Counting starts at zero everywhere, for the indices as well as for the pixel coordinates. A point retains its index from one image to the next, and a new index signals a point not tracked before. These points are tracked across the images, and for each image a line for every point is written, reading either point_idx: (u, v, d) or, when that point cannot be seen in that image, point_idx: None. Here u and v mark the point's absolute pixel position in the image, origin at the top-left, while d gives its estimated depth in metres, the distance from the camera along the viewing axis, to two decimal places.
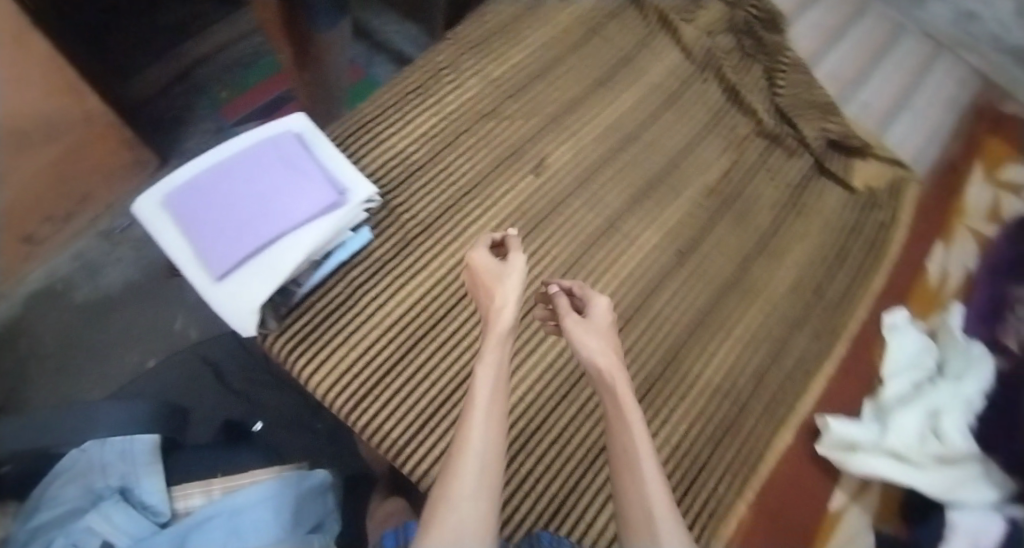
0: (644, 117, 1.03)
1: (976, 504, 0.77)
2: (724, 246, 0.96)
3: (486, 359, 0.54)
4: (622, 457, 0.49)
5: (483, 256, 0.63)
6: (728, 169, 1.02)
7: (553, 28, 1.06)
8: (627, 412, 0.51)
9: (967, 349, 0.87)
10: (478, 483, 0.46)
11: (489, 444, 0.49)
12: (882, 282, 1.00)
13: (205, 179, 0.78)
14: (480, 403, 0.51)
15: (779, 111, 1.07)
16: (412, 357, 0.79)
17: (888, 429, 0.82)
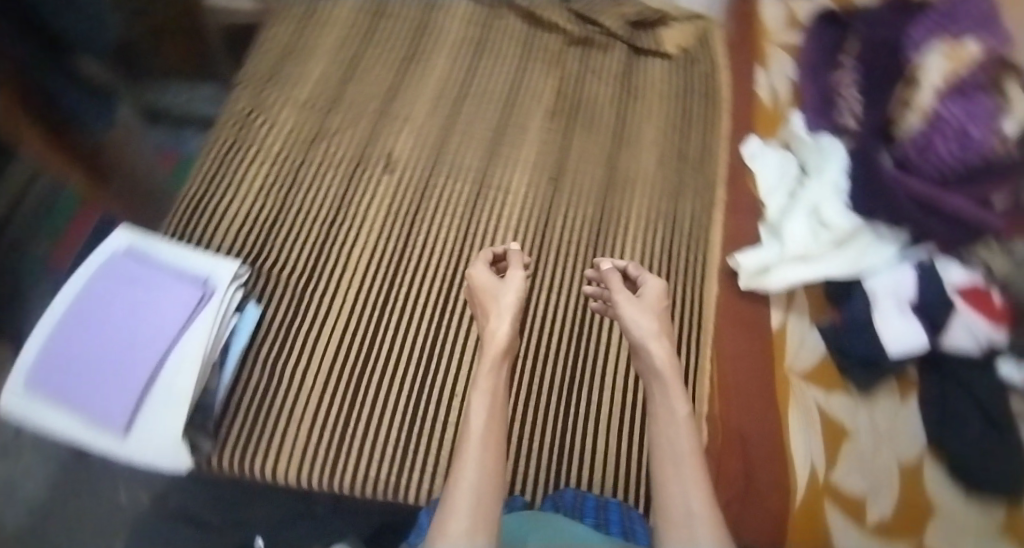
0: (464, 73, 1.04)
1: (882, 265, 0.86)
2: (587, 156, 1.00)
3: (488, 361, 0.65)
4: (665, 439, 0.59)
5: (482, 272, 0.73)
6: (559, 87, 1.05)
7: (337, 29, 1.04)
8: (671, 394, 0.62)
9: (817, 144, 0.96)
10: (481, 455, 0.57)
11: (489, 429, 0.60)
12: (730, 122, 1.07)
13: (61, 341, 0.72)
14: (483, 393, 0.62)
15: (580, 15, 1.12)
16: (359, 396, 0.78)
17: (786, 241, 0.89)
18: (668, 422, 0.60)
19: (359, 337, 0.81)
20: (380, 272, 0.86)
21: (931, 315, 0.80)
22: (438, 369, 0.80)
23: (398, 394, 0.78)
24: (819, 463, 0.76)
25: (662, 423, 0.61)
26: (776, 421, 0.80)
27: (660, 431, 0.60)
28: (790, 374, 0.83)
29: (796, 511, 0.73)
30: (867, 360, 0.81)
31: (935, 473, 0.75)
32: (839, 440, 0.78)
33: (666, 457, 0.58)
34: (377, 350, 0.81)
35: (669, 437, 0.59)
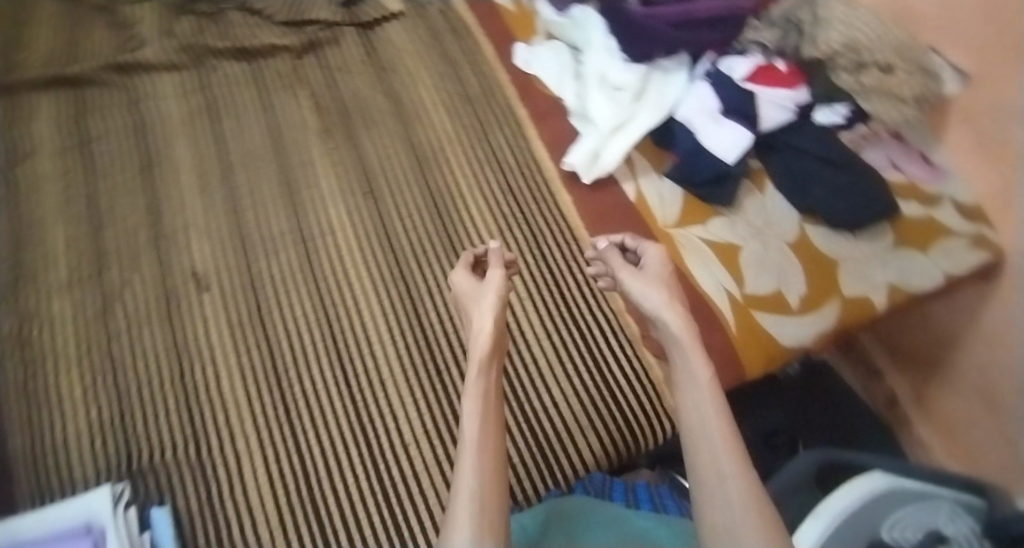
0: (215, 149, 0.89)
1: (680, 96, 0.91)
2: (386, 155, 0.92)
3: (480, 357, 0.59)
4: (694, 414, 0.56)
5: (461, 282, 0.68)
6: (314, 106, 0.93)
7: (51, 180, 0.86)
8: (696, 368, 0.58)
9: (574, 21, 0.96)
10: (479, 454, 0.51)
11: (489, 423, 0.54)
12: (493, 41, 1.01)
13: None
14: (475, 393, 0.57)
15: (290, 23, 0.97)
16: (329, 517, 0.70)
17: (599, 118, 0.90)
18: (693, 389, 0.57)
19: (292, 460, 0.72)
20: (268, 392, 0.76)
21: (741, 110, 0.87)
22: (384, 445, 0.74)
23: (361, 494, 0.71)
24: (730, 284, 0.86)
25: (689, 395, 0.57)
26: (680, 273, 0.86)
27: (686, 399, 0.57)
28: (668, 229, 0.89)
29: (737, 333, 0.83)
30: (716, 176, 0.87)
31: (816, 232, 0.90)
32: (731, 256, 0.88)
33: (695, 433, 0.55)
34: (314, 464, 0.72)
35: (695, 404, 0.56)
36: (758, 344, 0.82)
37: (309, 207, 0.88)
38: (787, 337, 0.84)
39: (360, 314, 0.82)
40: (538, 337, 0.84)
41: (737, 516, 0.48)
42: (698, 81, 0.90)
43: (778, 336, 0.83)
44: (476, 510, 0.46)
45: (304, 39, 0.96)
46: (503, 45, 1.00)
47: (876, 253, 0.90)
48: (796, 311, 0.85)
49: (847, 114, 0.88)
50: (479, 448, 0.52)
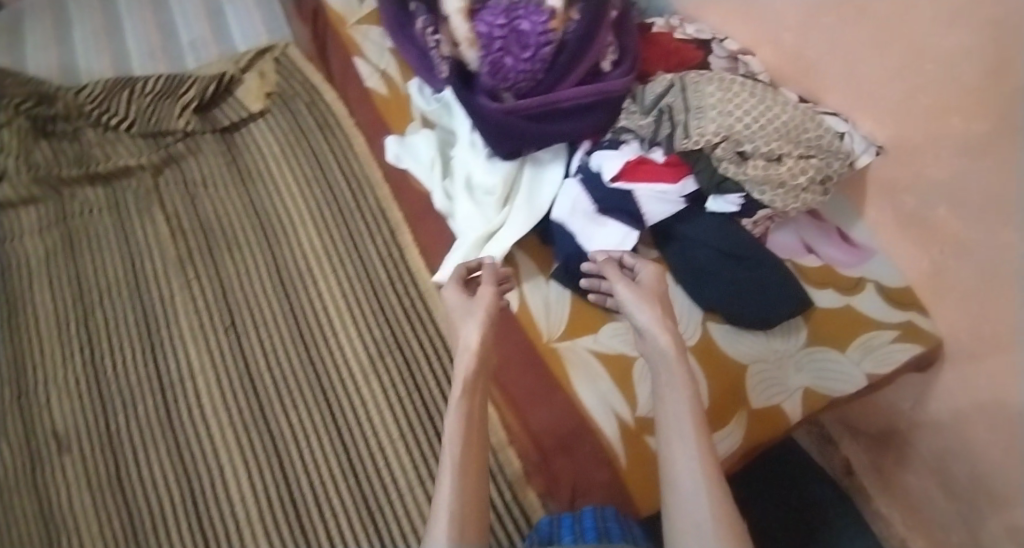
0: (74, 290, 0.86)
1: (556, 193, 0.82)
2: (249, 275, 0.86)
3: (467, 364, 0.60)
4: (675, 427, 0.56)
5: (455, 295, 0.68)
6: (172, 229, 0.88)
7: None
8: (682, 394, 0.58)
9: (446, 110, 0.90)
10: (459, 466, 0.52)
11: (470, 436, 0.55)
12: (365, 134, 0.94)
13: None
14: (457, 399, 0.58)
15: (146, 136, 0.93)
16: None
17: (467, 227, 0.82)
18: (676, 419, 0.57)
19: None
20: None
21: (620, 209, 0.78)
22: None
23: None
24: (622, 407, 0.79)
25: (667, 416, 0.57)
26: (566, 398, 0.80)
27: (669, 405, 0.58)
28: (554, 344, 0.83)
29: (627, 467, 0.77)
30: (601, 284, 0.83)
31: (719, 332, 0.83)
32: (624, 375, 0.81)
33: (671, 447, 0.56)
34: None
35: (674, 419, 0.57)
36: (650, 478, 0.76)
37: (172, 347, 0.83)
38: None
39: (222, 464, 0.76)
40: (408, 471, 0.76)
41: (707, 526, 0.49)
42: (570, 177, 0.82)
43: None
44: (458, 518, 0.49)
45: (158, 153, 0.91)
46: (374, 140, 0.93)
47: (788, 353, 0.83)
48: None
49: (739, 203, 0.77)
50: (460, 456, 0.53)
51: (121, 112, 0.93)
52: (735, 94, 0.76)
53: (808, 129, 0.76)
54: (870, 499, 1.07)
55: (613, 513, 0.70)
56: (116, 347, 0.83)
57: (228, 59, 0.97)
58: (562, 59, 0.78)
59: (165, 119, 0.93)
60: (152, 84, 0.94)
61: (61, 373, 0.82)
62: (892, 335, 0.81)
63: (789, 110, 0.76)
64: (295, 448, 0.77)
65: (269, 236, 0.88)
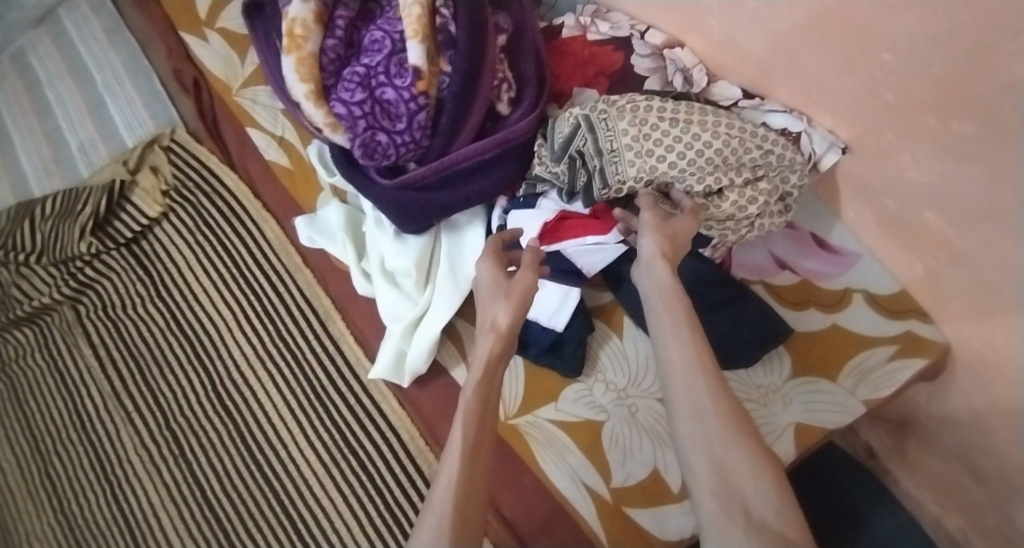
0: (28, 440, 0.85)
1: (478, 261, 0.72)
2: (187, 394, 0.82)
3: (489, 345, 0.58)
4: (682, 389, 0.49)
5: (491, 265, 0.64)
6: (101, 359, 0.85)
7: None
8: (695, 339, 0.51)
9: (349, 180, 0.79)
10: (465, 450, 0.51)
11: (479, 421, 0.53)
12: (276, 215, 0.87)
13: None
14: (474, 379, 0.56)
15: (54, 265, 0.87)
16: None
17: (392, 316, 0.75)
18: (686, 383, 0.49)
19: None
20: None
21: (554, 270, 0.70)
22: None
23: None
24: (594, 480, 0.73)
25: (675, 372, 0.50)
26: (535, 480, 0.75)
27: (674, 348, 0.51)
28: (512, 421, 0.77)
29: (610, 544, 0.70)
30: (551, 347, 0.75)
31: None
32: (594, 443, 0.74)
33: (683, 417, 0.48)
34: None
35: (685, 392, 0.49)
36: None
37: (123, 484, 0.80)
38: (673, 532, 0.69)
39: None
40: None
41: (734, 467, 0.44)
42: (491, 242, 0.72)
43: (659, 533, 0.69)
44: (459, 500, 0.48)
45: (68, 283, 0.87)
46: (287, 222, 0.86)
47: (774, 386, 0.72)
48: (676, 494, 0.71)
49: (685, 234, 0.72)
50: (464, 447, 0.51)
51: (26, 246, 0.88)
52: (650, 126, 0.63)
53: (750, 147, 0.63)
54: (898, 482, 0.98)
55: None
56: (72, 494, 0.81)
57: (117, 159, 0.92)
58: (444, 119, 0.67)
59: (66, 241, 0.87)
60: (50, 206, 0.89)
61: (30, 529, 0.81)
62: (890, 351, 0.70)
63: (723, 130, 0.62)
64: None
65: (197, 348, 0.83)
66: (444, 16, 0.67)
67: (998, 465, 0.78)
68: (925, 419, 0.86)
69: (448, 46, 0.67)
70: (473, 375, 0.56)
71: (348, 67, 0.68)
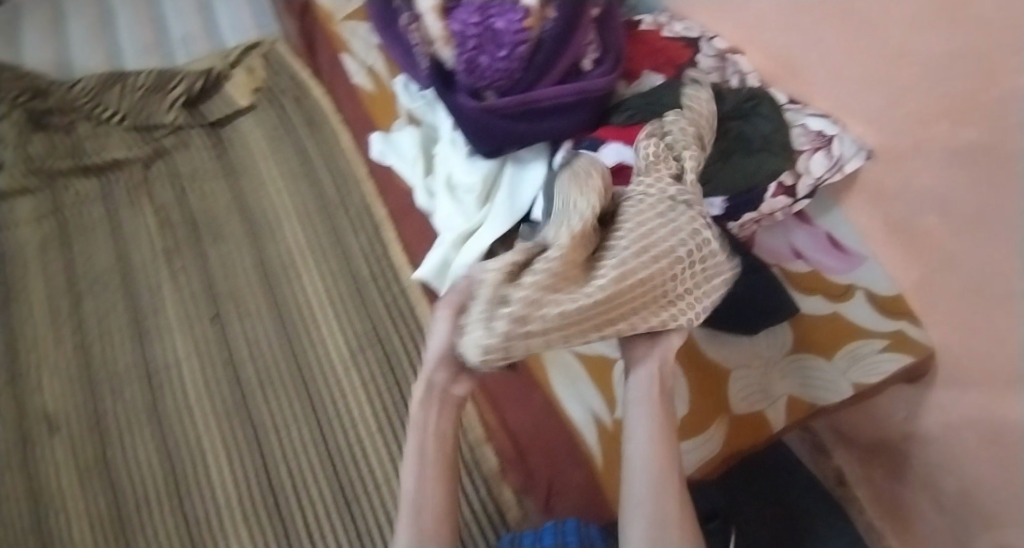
0: (68, 276, 0.89)
1: (536, 192, 0.79)
2: (235, 266, 0.89)
3: (435, 422, 0.50)
4: (630, 432, 0.51)
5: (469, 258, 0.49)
6: (161, 221, 0.91)
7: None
8: (656, 448, 0.49)
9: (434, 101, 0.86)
10: (423, 477, 0.49)
11: (427, 486, 0.49)
12: (349, 129, 0.94)
13: None
14: (420, 461, 0.49)
15: (139, 129, 0.95)
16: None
17: (445, 226, 0.82)
18: (643, 429, 0.50)
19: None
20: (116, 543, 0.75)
21: None
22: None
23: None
24: (599, 410, 0.77)
25: (628, 431, 0.51)
26: (544, 398, 0.80)
27: (635, 446, 0.50)
28: None
29: (602, 470, 0.75)
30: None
31: (702, 336, 0.82)
32: (606, 378, 0.77)
33: (627, 460, 0.50)
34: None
35: (637, 431, 0.51)
36: None
37: (158, 333, 0.86)
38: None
39: (208, 454, 0.79)
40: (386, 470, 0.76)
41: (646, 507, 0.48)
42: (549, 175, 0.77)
43: None
44: (426, 523, 0.48)
45: (148, 147, 0.94)
46: (360, 137, 0.93)
47: (770, 358, 0.83)
48: None
49: (726, 205, 0.77)
50: (428, 472, 0.49)
51: (113, 106, 0.95)
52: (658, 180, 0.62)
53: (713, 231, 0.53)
54: (862, 512, 1.05)
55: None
56: (101, 331, 0.86)
57: (217, 54, 0.99)
58: (540, 57, 0.75)
59: (156, 113, 0.96)
60: (143, 79, 0.96)
61: (49, 350, 0.85)
62: (881, 344, 0.79)
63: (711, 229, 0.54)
64: (274, 433, 0.79)
65: (255, 230, 0.90)
66: None
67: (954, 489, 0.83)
68: (894, 442, 0.95)
69: None
70: (415, 451, 0.50)
71: None
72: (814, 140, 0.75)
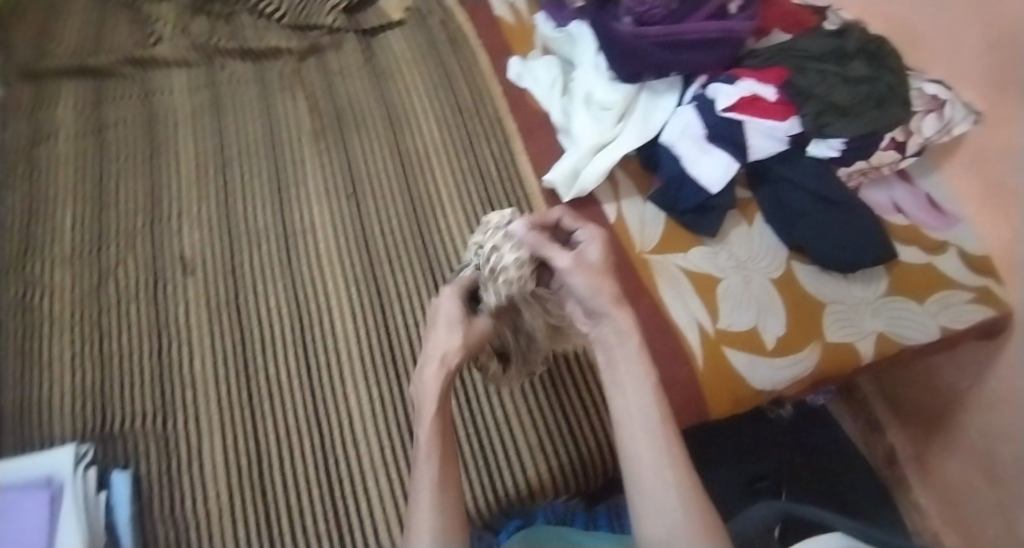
0: (215, 140, 0.96)
1: (669, 117, 0.87)
2: (373, 154, 0.96)
3: (432, 423, 0.63)
4: (623, 408, 0.58)
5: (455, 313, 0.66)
6: (308, 105, 0.99)
7: (59, 145, 0.97)
8: (637, 404, 0.57)
9: (582, 30, 0.94)
10: (439, 477, 0.60)
11: (445, 480, 0.61)
12: (486, 54, 1.03)
13: None
14: (431, 462, 0.61)
15: (297, 27, 1.03)
16: (267, 479, 0.79)
17: (579, 138, 0.89)
18: (633, 393, 0.57)
19: (240, 427, 0.82)
20: (243, 374, 0.85)
21: (726, 138, 0.83)
22: (338, 426, 0.82)
23: (281, 473, 0.80)
24: (703, 318, 0.83)
25: (626, 396, 0.57)
26: (652, 303, 0.84)
27: (629, 410, 0.57)
28: (646, 256, 0.87)
29: (703, 370, 0.80)
30: (698, 206, 0.86)
31: (803, 271, 0.86)
32: (711, 292, 0.84)
33: (626, 429, 0.57)
34: (250, 426, 0.82)
35: (634, 408, 0.57)
36: (727, 387, 0.80)
37: (293, 201, 0.93)
38: (758, 380, 0.81)
39: (331, 314, 0.88)
40: None
41: (667, 497, 0.54)
42: (685, 104, 0.87)
43: (746, 376, 0.81)
44: (438, 516, 0.58)
45: (304, 42, 1.02)
46: (498, 61, 1.01)
47: (866, 299, 0.86)
48: (770, 351, 0.82)
49: (842, 148, 0.83)
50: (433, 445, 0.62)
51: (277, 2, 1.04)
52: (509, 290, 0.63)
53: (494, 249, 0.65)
54: (910, 491, 1.08)
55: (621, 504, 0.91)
56: (242, 193, 0.94)
57: None
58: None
59: (315, 15, 1.04)
60: None
61: (189, 200, 0.93)
62: (968, 296, 0.84)
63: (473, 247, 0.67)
64: (394, 301, 0.88)
65: (393, 125, 0.98)
66: None
67: (983, 454, 0.91)
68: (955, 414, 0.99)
69: None
70: (424, 438, 0.62)
71: None
72: (928, 103, 0.84)
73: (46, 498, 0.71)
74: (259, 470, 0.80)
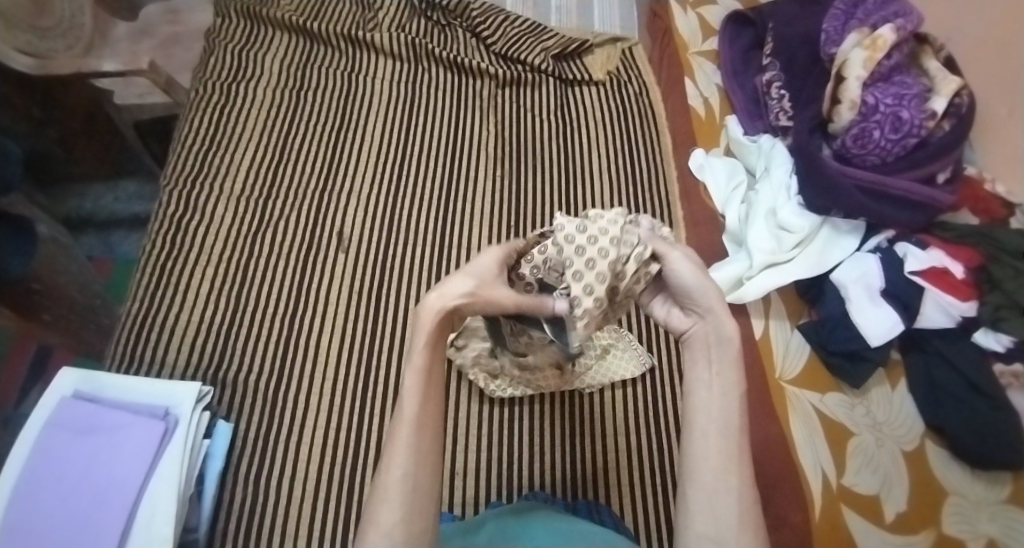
0: (402, 135, 1.02)
1: (845, 258, 0.89)
2: (541, 194, 0.99)
3: (422, 345, 0.50)
4: (704, 409, 0.51)
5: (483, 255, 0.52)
6: (492, 130, 1.04)
7: (258, 91, 1.03)
8: (715, 366, 0.51)
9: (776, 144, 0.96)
10: (414, 450, 0.48)
11: (424, 421, 0.49)
12: (669, 138, 1.07)
13: (25, 500, 0.63)
14: (414, 401, 0.49)
15: (503, 55, 1.10)
16: (358, 476, 0.77)
17: (751, 249, 0.90)
18: (713, 392, 0.51)
19: (350, 413, 0.81)
20: (367, 360, 0.84)
21: (901, 299, 0.83)
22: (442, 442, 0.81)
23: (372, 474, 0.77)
24: (829, 469, 0.80)
25: (702, 392, 0.52)
26: (780, 433, 0.82)
27: (702, 393, 0.51)
28: (784, 382, 0.86)
29: (817, 520, 0.76)
30: (850, 353, 0.84)
31: (936, 453, 0.79)
32: (841, 440, 0.81)
33: (700, 429, 0.50)
34: (358, 415, 0.81)
35: (712, 409, 0.50)
36: (836, 545, 0.75)
37: (456, 215, 0.96)
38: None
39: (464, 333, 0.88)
40: (622, 405, 0.85)
41: (731, 503, 0.47)
42: (866, 252, 0.89)
43: (860, 543, 0.74)
44: (407, 508, 0.47)
45: (508, 73, 1.08)
46: (681, 147, 1.04)
47: (988, 498, 0.75)
48: (886, 523, 0.75)
49: (1011, 346, 0.77)
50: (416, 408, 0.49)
51: (493, 29, 1.11)
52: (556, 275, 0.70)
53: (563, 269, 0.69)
54: None
55: (612, 514, 0.70)
56: (410, 188, 0.98)
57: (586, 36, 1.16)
58: (917, 154, 0.85)
59: (525, 53, 1.10)
60: (523, 23, 1.12)
61: (360, 180, 0.97)
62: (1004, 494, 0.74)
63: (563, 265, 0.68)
64: None
65: (565, 171, 1.02)
66: (961, 100, 0.85)
67: None
68: None
69: (952, 118, 0.86)
70: (412, 374, 0.50)
71: (895, 80, 0.87)
72: None
73: (158, 432, 0.67)
74: (351, 467, 0.78)
